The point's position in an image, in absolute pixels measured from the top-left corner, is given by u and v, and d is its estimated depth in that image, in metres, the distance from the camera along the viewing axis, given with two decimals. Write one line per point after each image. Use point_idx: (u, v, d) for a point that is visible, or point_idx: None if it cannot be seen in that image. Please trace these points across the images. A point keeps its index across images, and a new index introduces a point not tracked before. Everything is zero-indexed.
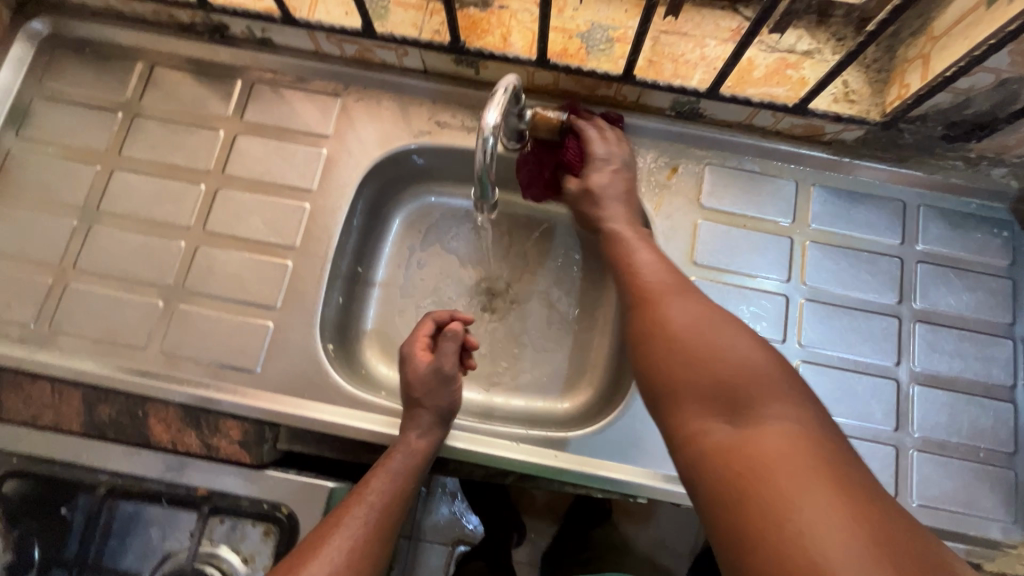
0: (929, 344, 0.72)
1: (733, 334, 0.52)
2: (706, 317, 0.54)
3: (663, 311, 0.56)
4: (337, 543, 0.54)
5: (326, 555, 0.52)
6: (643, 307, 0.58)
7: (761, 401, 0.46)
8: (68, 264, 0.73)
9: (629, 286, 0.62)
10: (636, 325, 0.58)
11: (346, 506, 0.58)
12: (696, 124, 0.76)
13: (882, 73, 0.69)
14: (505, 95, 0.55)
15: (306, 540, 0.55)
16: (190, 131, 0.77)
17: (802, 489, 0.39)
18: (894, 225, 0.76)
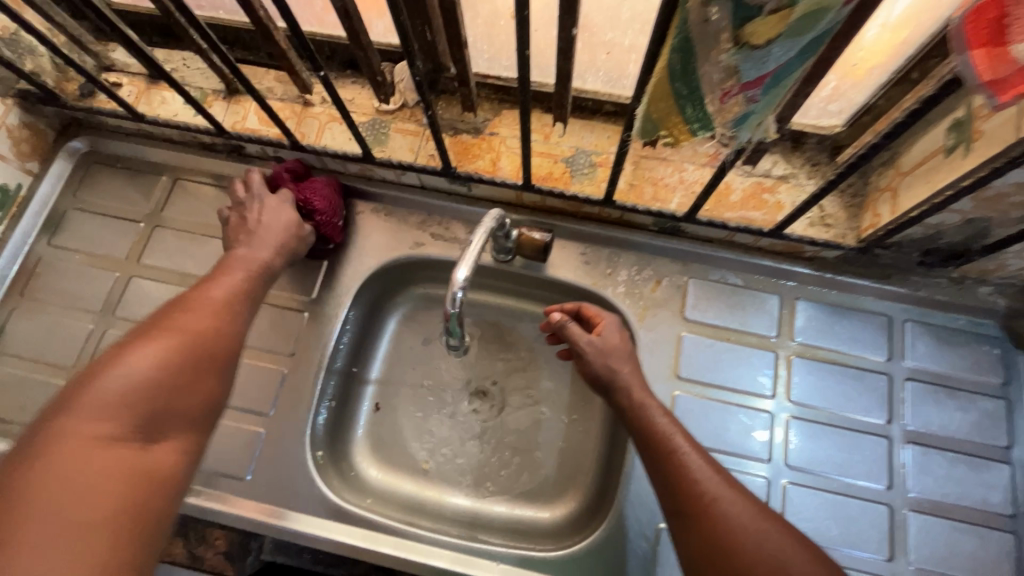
0: (921, 467, 0.71)
1: (793, 555, 0.52)
2: (766, 538, 0.53)
3: (727, 531, 0.53)
4: (194, 312, 0.58)
5: (187, 313, 0.57)
6: (699, 526, 0.54)
7: None
8: (81, 367, 0.78)
9: (677, 490, 0.57)
10: (696, 549, 0.54)
11: (196, 293, 0.61)
12: (679, 240, 0.79)
13: (857, 198, 0.72)
14: (477, 251, 0.56)
15: (164, 311, 0.57)
16: (203, 240, 0.83)
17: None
18: (881, 341, 0.76)
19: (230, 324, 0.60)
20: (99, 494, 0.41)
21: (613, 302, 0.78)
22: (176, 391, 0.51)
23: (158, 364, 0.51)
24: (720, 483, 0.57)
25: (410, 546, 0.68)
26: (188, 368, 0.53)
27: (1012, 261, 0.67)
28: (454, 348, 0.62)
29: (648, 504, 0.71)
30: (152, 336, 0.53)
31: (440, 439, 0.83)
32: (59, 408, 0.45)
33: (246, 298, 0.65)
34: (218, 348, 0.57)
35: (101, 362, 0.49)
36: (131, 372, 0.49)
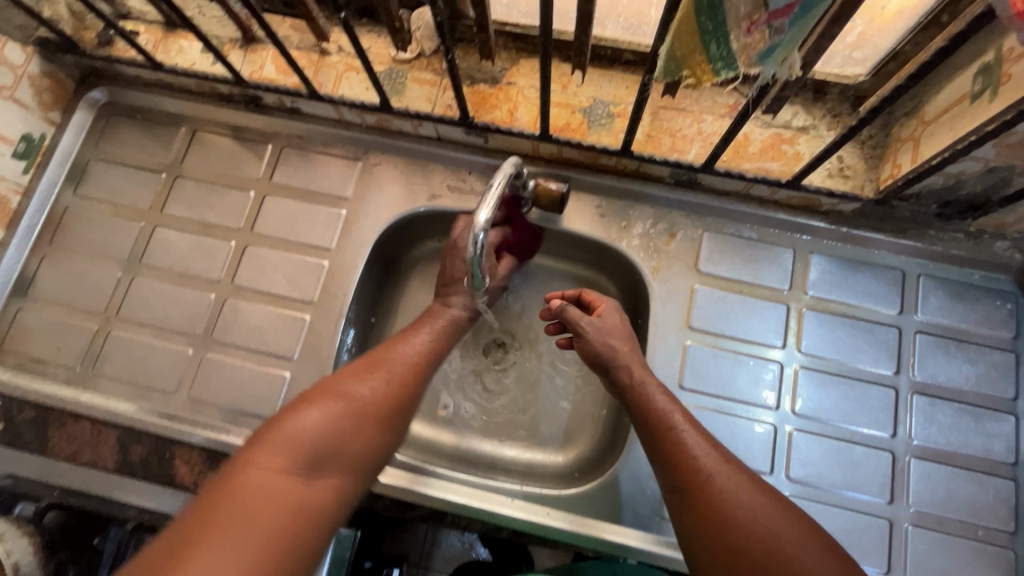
0: (927, 416, 0.72)
1: (783, 525, 0.55)
2: (759, 509, 0.56)
3: (721, 503, 0.56)
4: (380, 369, 0.65)
5: (375, 373, 0.64)
6: (695, 497, 0.58)
7: None
8: (111, 313, 0.81)
9: (675, 464, 0.60)
10: (691, 521, 0.57)
11: (386, 346, 0.68)
12: (696, 193, 0.79)
13: (876, 149, 0.72)
14: (498, 193, 0.57)
15: (358, 364, 0.65)
16: (223, 190, 0.85)
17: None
18: (894, 294, 0.76)
19: (408, 386, 0.66)
20: (267, 518, 0.50)
21: (626, 254, 0.79)
22: (339, 444, 0.59)
23: (334, 415, 0.59)
24: (717, 460, 0.60)
25: (426, 483, 0.71)
26: (354, 420, 0.60)
27: None
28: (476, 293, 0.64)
29: None
30: (338, 390, 0.62)
31: (455, 387, 0.86)
32: (257, 439, 0.56)
33: (429, 358, 0.69)
34: (390, 407, 0.64)
35: (293, 406, 0.60)
36: (308, 424, 0.58)
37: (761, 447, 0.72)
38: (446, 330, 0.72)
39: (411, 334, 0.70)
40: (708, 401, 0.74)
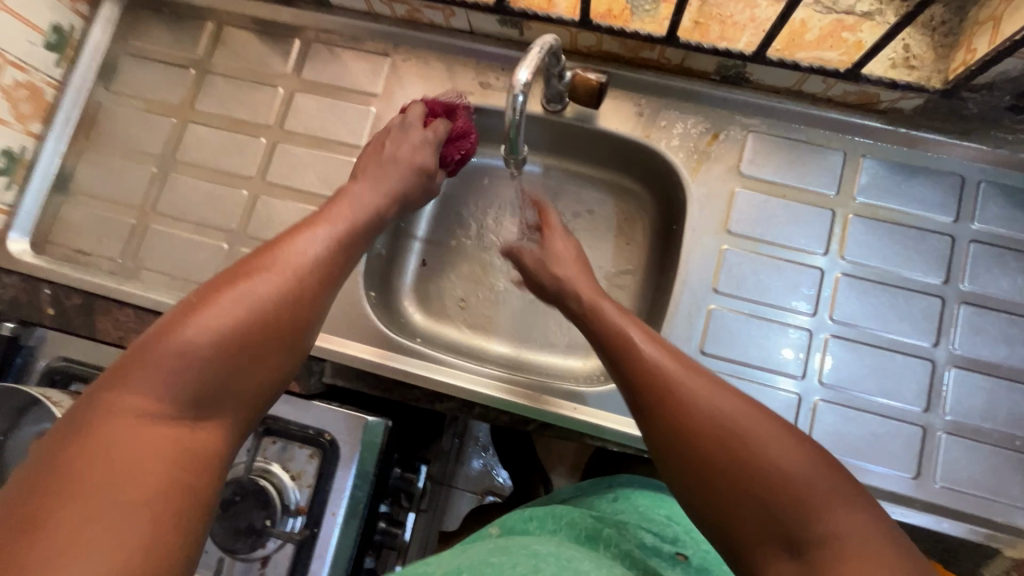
0: (974, 327, 0.69)
1: (755, 422, 0.45)
2: (755, 432, 0.45)
3: (680, 407, 0.47)
4: (272, 267, 0.49)
5: (271, 267, 0.49)
6: (672, 434, 0.47)
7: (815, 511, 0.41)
8: (148, 207, 0.82)
9: (631, 375, 0.52)
10: (655, 434, 0.48)
11: (281, 244, 0.52)
12: (742, 90, 0.75)
13: (949, 36, 0.66)
14: (538, 54, 0.56)
15: (242, 264, 0.49)
16: (252, 87, 0.83)
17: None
18: (949, 201, 0.72)
19: (318, 292, 0.51)
20: (158, 472, 0.38)
21: (665, 155, 0.76)
22: (235, 368, 0.44)
23: (224, 336, 0.44)
24: (692, 378, 0.49)
25: (453, 375, 0.73)
26: (246, 339, 0.45)
27: None
28: (512, 170, 0.66)
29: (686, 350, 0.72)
30: (222, 302, 0.45)
31: (483, 293, 0.87)
32: (117, 375, 0.41)
33: (336, 259, 0.54)
34: (291, 313, 0.48)
35: (166, 323, 0.44)
36: (188, 348, 0.43)
37: (795, 354, 0.71)
38: (351, 225, 0.58)
39: (308, 232, 0.54)
40: (743, 306, 0.72)
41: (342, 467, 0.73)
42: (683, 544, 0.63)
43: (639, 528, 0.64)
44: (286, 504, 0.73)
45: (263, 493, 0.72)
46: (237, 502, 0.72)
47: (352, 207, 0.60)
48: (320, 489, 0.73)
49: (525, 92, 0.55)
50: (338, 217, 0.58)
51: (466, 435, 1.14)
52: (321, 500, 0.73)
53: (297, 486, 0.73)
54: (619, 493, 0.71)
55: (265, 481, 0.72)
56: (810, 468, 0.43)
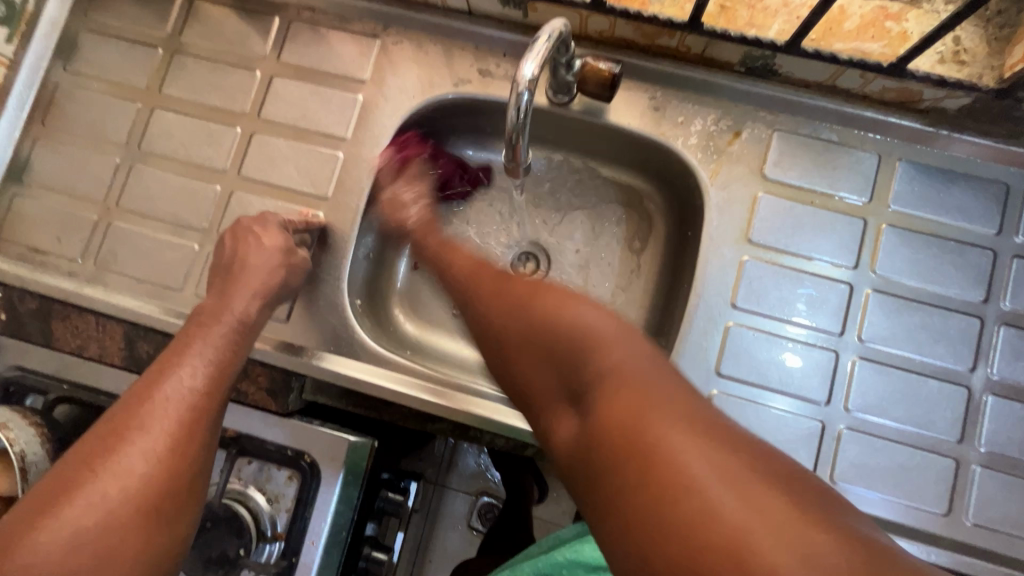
0: (1014, 351, 0.64)
1: (577, 307, 0.46)
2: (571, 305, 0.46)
3: (486, 309, 0.53)
4: (153, 418, 0.48)
5: (149, 418, 0.48)
6: (494, 341, 0.50)
7: (597, 350, 0.42)
8: (111, 202, 0.75)
9: (477, 278, 0.58)
10: (476, 321, 0.53)
11: (144, 391, 0.49)
12: (769, 84, 0.68)
13: (1005, 29, 0.59)
14: (546, 44, 0.50)
15: (102, 432, 0.46)
16: (226, 69, 0.75)
17: (683, 468, 0.33)
18: (993, 212, 0.65)
19: (192, 439, 0.49)
20: None
21: (681, 155, 0.69)
22: (101, 563, 0.42)
23: (103, 513, 0.43)
24: (490, 274, 0.58)
25: (446, 394, 0.66)
26: (122, 511, 0.44)
27: None
28: (516, 175, 0.60)
29: (701, 371, 0.66)
30: (80, 493, 0.43)
31: None
32: None
33: (210, 389, 0.52)
34: (177, 465, 0.47)
35: (13, 536, 0.41)
36: (43, 560, 0.40)
37: (819, 376, 0.65)
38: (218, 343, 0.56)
39: (173, 368, 0.51)
40: (763, 323, 0.66)
41: (324, 493, 0.67)
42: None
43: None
44: (262, 530, 0.67)
45: (235, 519, 0.66)
46: (209, 528, 0.66)
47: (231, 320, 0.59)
48: (300, 515, 0.67)
49: (531, 90, 0.49)
50: (205, 338, 0.56)
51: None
52: (301, 527, 0.66)
53: (274, 511, 0.67)
54: None
55: (238, 506, 0.66)
56: (614, 328, 0.44)
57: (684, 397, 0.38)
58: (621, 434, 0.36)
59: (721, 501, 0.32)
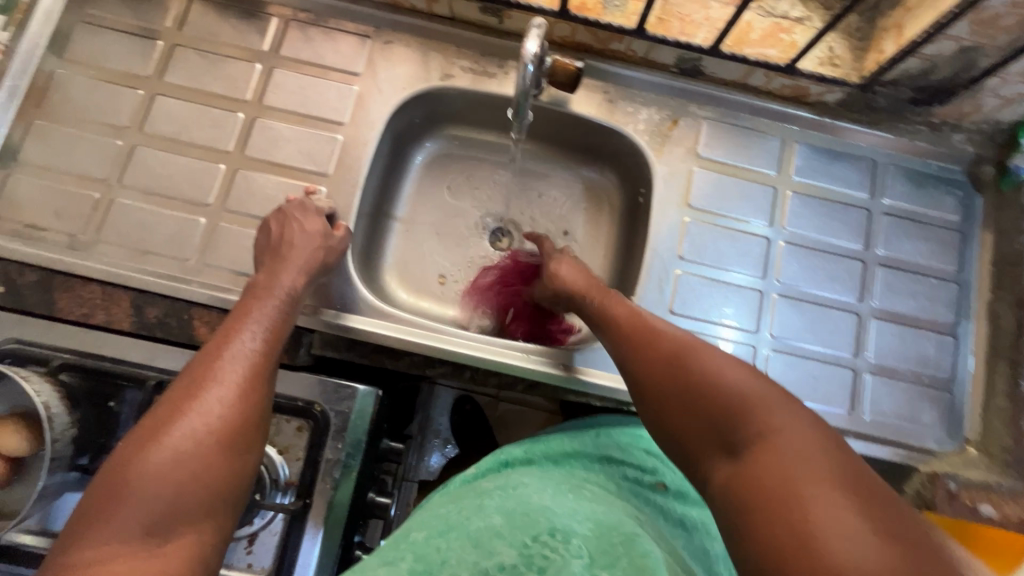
0: (888, 285, 0.82)
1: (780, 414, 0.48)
2: (725, 369, 0.53)
3: (697, 373, 0.54)
4: (229, 368, 0.54)
5: (228, 363, 0.54)
6: (672, 365, 0.57)
7: (791, 489, 0.43)
8: (113, 180, 0.78)
9: (643, 349, 0.61)
10: (659, 377, 0.57)
11: (218, 344, 0.57)
12: (697, 82, 0.85)
13: (863, 40, 0.79)
14: (543, 30, 0.62)
15: (187, 378, 0.53)
16: (226, 61, 0.83)
17: (827, 504, 0.41)
18: (865, 179, 0.85)
19: (258, 386, 0.55)
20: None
21: (632, 138, 0.84)
22: (194, 480, 0.48)
23: (193, 446, 0.49)
24: (663, 341, 0.60)
25: (444, 339, 0.75)
26: (210, 442, 0.50)
27: (987, 99, 0.76)
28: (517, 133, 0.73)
29: (658, 311, 0.79)
30: (174, 426, 0.49)
31: (464, 268, 0.91)
32: (98, 506, 0.45)
33: (269, 346, 0.59)
34: (251, 410, 0.53)
35: (120, 461, 0.47)
36: (146, 484, 0.46)
37: (748, 309, 0.80)
38: (279, 304, 0.65)
39: (238, 329, 0.59)
40: (704, 271, 0.81)
41: (334, 438, 0.74)
42: (662, 474, 0.73)
43: (620, 466, 0.73)
44: (275, 478, 0.73)
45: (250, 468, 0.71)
46: None
47: (279, 291, 0.66)
48: (311, 461, 0.73)
49: (535, 63, 0.61)
50: (260, 307, 0.63)
51: (427, 428, 1.16)
52: (313, 471, 0.72)
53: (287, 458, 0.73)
54: (602, 430, 0.77)
55: None
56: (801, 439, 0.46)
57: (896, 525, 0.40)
58: (802, 518, 0.41)
59: (830, 523, 0.40)
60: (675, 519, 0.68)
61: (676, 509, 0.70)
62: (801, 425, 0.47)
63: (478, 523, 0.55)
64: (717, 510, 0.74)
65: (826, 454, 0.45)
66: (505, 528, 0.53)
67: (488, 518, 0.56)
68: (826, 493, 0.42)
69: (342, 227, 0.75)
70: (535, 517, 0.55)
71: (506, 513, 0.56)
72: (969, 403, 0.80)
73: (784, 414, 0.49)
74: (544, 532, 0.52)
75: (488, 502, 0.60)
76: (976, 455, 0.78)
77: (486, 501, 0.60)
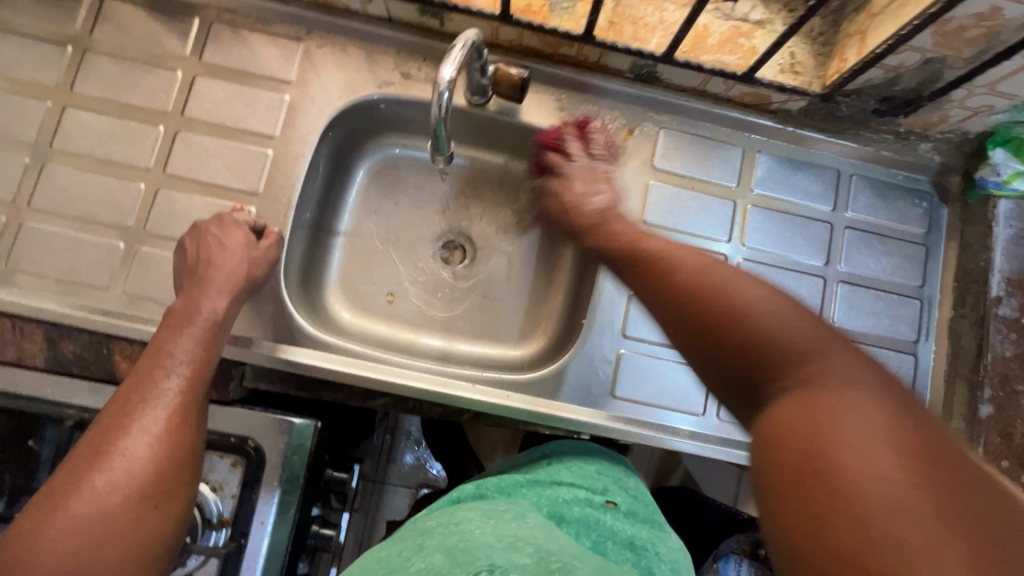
0: (849, 302, 0.80)
1: (814, 342, 0.40)
2: (746, 292, 0.42)
3: (713, 291, 0.43)
4: (146, 417, 0.52)
5: (147, 411, 0.52)
6: (687, 288, 0.45)
7: (827, 444, 0.35)
8: (22, 202, 0.72)
9: (657, 269, 0.48)
10: (673, 308, 0.45)
11: (139, 390, 0.53)
12: (654, 88, 0.80)
13: (826, 46, 0.74)
14: (461, 52, 0.58)
15: (100, 428, 0.51)
16: (144, 69, 0.76)
17: (863, 452, 0.34)
18: (828, 192, 0.81)
19: (178, 431, 0.53)
20: None
21: (585, 149, 0.79)
22: (101, 550, 0.47)
23: (100, 513, 0.47)
24: (680, 262, 0.47)
25: (383, 370, 0.72)
26: (120, 508, 0.48)
27: (954, 110, 0.72)
28: (438, 166, 0.68)
29: (610, 334, 0.76)
30: (79, 488, 0.47)
31: (412, 286, 0.86)
32: None
33: (193, 382, 0.56)
34: (168, 462, 0.51)
35: (21, 530, 0.46)
36: (44, 560, 0.44)
37: None
38: (205, 332, 0.61)
39: (159, 364, 0.55)
40: None
41: (270, 475, 0.70)
42: (612, 494, 0.69)
43: (571, 486, 0.68)
44: (208, 517, 0.68)
45: None
46: None
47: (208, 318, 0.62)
48: (245, 499, 0.69)
49: (450, 90, 0.57)
50: (185, 337, 0.59)
51: (397, 429, 1.11)
52: (247, 511, 0.69)
53: (219, 497, 0.69)
54: (552, 458, 0.75)
55: None
56: (849, 384, 0.38)
57: (954, 481, 0.33)
58: (856, 476, 0.33)
59: (883, 488, 0.32)
60: (625, 540, 0.62)
61: (628, 531, 0.64)
62: (850, 369, 0.38)
63: (418, 563, 0.49)
64: (670, 528, 0.69)
65: (878, 403, 0.36)
66: (444, 565, 0.46)
67: (429, 557, 0.49)
68: (870, 446, 0.34)
69: (270, 233, 0.72)
70: (475, 553, 0.47)
71: (447, 549, 0.49)
72: None
73: (822, 353, 0.39)
74: (482, 569, 0.44)
75: (427, 543, 0.53)
76: None
77: (428, 540, 0.54)
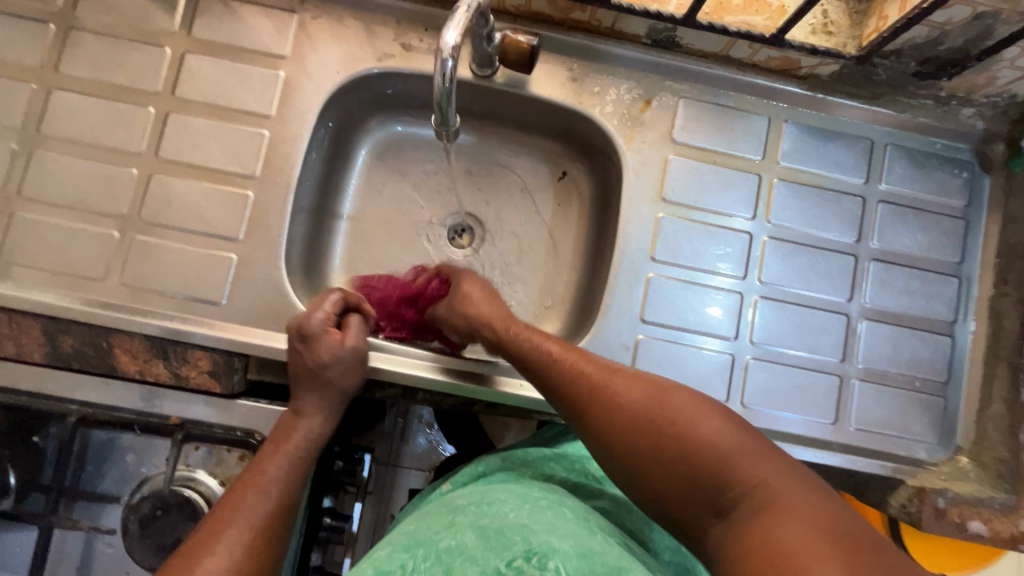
0: (881, 282, 0.75)
1: (761, 467, 0.47)
2: (700, 420, 0.50)
3: (663, 427, 0.50)
4: (258, 506, 0.54)
5: (257, 499, 0.54)
6: (638, 423, 0.51)
7: (783, 559, 0.41)
8: (12, 191, 0.69)
9: (599, 401, 0.54)
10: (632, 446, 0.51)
11: (231, 505, 0.54)
12: (673, 55, 0.74)
13: (862, 3, 0.69)
14: (465, 15, 0.53)
15: (217, 513, 0.53)
16: (131, 47, 0.72)
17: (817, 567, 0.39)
18: (861, 163, 0.76)
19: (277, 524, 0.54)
20: None
21: (599, 122, 0.75)
22: None
23: None
24: (622, 392, 0.54)
25: (392, 361, 0.70)
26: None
27: (1003, 71, 0.66)
28: (444, 142, 0.63)
29: (628, 318, 0.72)
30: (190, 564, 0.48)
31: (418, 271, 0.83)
32: None
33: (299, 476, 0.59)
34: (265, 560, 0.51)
35: None
36: None
37: (727, 314, 0.73)
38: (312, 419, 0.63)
39: (275, 457, 0.59)
40: (679, 273, 0.74)
41: None
42: None
43: (598, 462, 0.67)
44: None
45: (186, 504, 0.65)
46: (148, 511, 0.65)
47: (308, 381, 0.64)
48: None
49: (454, 57, 0.53)
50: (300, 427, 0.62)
51: (409, 412, 1.09)
52: None
53: None
54: (575, 431, 0.72)
55: (189, 492, 0.65)
56: (790, 496, 0.45)
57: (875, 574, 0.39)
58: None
59: None
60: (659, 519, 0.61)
61: None
62: (800, 489, 0.45)
63: (449, 542, 0.45)
64: None
65: (828, 524, 0.43)
66: (478, 549, 0.44)
67: (459, 536, 0.46)
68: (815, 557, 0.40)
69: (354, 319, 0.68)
70: (510, 536, 0.45)
71: (480, 530, 0.46)
72: (963, 406, 0.74)
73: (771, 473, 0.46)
74: (518, 559, 0.42)
75: (460, 520, 0.49)
76: (968, 466, 0.73)
77: (458, 518, 0.49)
